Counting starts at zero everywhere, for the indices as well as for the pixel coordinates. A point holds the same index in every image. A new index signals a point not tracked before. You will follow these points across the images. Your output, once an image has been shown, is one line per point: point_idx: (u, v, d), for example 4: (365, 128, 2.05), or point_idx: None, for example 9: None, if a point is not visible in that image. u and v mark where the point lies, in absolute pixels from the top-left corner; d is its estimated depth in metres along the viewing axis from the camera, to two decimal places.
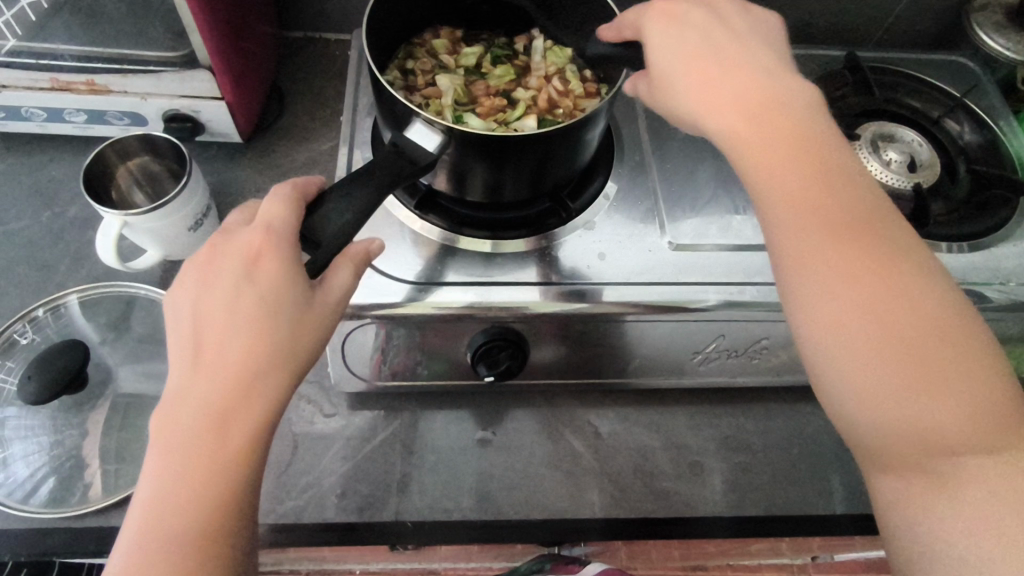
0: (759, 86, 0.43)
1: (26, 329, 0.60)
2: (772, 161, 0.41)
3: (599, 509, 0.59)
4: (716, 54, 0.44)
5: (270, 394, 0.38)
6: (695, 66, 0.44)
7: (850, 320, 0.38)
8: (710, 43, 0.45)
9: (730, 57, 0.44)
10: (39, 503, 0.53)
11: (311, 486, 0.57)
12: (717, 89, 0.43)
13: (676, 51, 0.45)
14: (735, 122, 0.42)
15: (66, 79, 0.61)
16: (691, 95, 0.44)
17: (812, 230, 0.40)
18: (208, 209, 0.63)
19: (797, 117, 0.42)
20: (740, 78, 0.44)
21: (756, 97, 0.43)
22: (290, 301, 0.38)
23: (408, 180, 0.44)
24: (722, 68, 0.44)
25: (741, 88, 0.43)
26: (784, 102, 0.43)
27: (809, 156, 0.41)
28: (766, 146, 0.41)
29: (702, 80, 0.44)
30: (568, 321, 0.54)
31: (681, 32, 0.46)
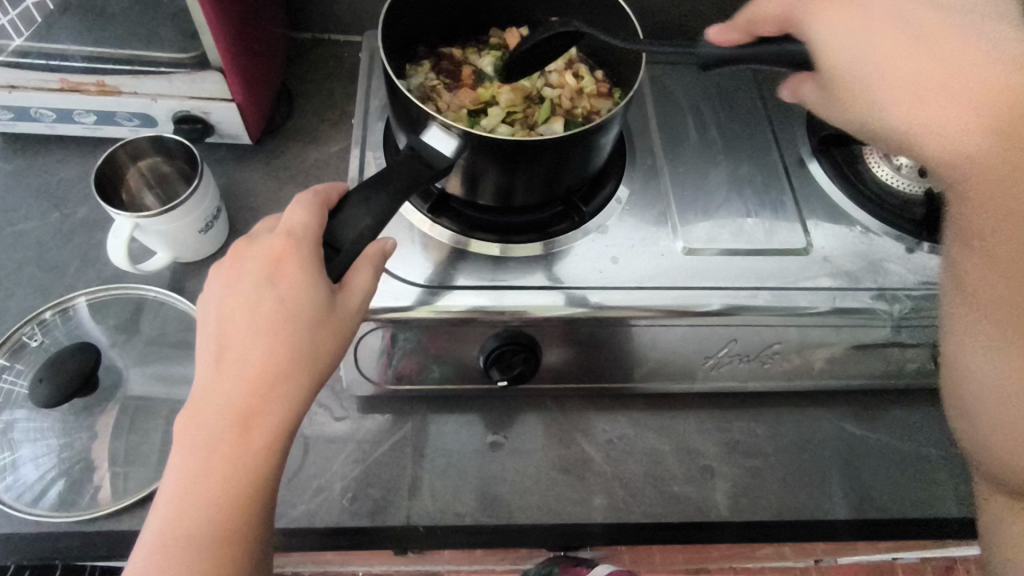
0: (975, 76, 0.38)
1: (35, 331, 0.60)
2: (995, 182, 0.38)
3: (610, 513, 0.59)
4: (955, 43, 0.39)
5: (291, 395, 0.37)
6: (897, 65, 0.40)
7: (1014, 346, 0.40)
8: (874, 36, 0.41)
9: (953, 38, 0.39)
10: (49, 506, 0.53)
11: (321, 490, 0.57)
12: (921, 93, 0.39)
13: (865, 50, 0.41)
14: (975, 134, 0.38)
15: (77, 80, 0.61)
16: (952, 110, 0.38)
17: (1007, 257, 0.39)
18: (219, 211, 0.63)
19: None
20: (982, 67, 0.38)
21: (1007, 91, 0.37)
22: (312, 302, 0.38)
23: (425, 185, 0.43)
24: (910, 56, 0.40)
25: (984, 82, 0.38)
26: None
27: (1000, 166, 0.38)
28: (986, 162, 0.38)
29: (897, 86, 0.40)
30: (578, 325, 0.53)
31: (882, 31, 0.41)
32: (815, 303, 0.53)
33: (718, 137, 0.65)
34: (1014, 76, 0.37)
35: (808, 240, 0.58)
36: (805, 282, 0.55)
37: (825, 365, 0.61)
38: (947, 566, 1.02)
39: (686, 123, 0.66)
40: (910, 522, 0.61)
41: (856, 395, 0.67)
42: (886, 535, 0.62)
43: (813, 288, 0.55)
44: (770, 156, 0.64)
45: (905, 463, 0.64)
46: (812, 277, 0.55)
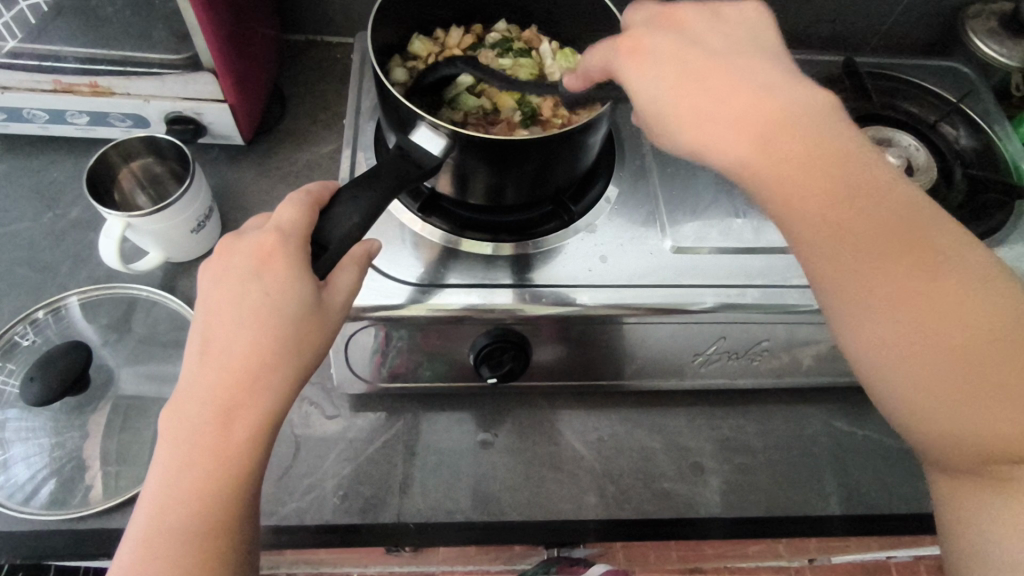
0: (752, 102, 0.39)
1: (27, 331, 0.60)
2: (809, 196, 0.38)
3: (600, 511, 0.59)
4: (683, 72, 0.40)
5: (275, 391, 0.38)
6: (681, 100, 0.40)
7: (891, 339, 0.37)
8: (679, 72, 0.40)
9: (713, 74, 0.40)
10: (40, 505, 0.53)
11: (312, 488, 0.57)
12: (716, 123, 0.39)
13: (653, 79, 0.41)
14: (745, 154, 0.39)
15: (69, 81, 0.61)
16: (731, 131, 0.39)
17: (852, 256, 0.38)
18: (211, 211, 0.63)
19: (801, 121, 0.39)
20: (715, 88, 0.40)
21: (768, 116, 0.39)
22: (296, 299, 0.38)
23: (413, 184, 0.44)
24: (702, 79, 0.40)
25: (727, 100, 0.39)
26: (770, 114, 0.39)
27: (824, 182, 0.38)
28: (787, 179, 0.38)
29: (694, 114, 0.40)
30: (567, 323, 0.54)
31: (643, 63, 0.41)
32: (801, 301, 0.54)
33: None
34: (770, 112, 0.39)
35: None
36: (793, 280, 0.56)
37: (813, 362, 0.61)
38: (940, 565, 1.02)
39: None
40: (898, 518, 0.62)
41: (845, 392, 0.67)
42: (874, 531, 0.62)
43: (800, 286, 0.55)
44: None
45: (894, 459, 0.64)
46: (800, 275, 0.56)
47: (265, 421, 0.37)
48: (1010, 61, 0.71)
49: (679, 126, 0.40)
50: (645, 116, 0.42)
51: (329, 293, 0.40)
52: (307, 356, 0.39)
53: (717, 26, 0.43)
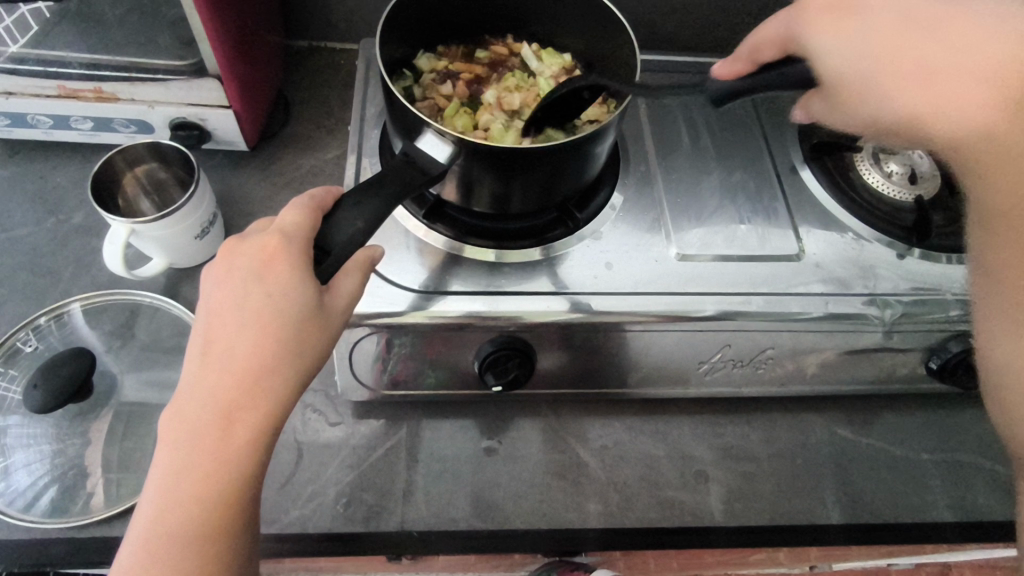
0: (966, 63, 0.41)
1: (29, 337, 0.60)
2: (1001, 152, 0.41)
3: (604, 519, 0.59)
4: (917, 35, 0.42)
5: (277, 394, 0.37)
6: (892, 55, 0.43)
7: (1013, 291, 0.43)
8: (879, 32, 0.43)
9: (937, 28, 0.42)
10: (41, 512, 0.53)
11: (315, 495, 0.57)
12: (958, 83, 0.42)
13: (864, 29, 0.43)
14: (993, 118, 0.41)
15: (74, 86, 0.61)
16: (975, 94, 0.41)
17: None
18: (215, 216, 0.63)
19: None
20: (941, 57, 0.42)
21: (1015, 77, 0.40)
22: (299, 301, 0.38)
23: (418, 190, 0.44)
24: (922, 45, 0.42)
25: (965, 66, 0.41)
26: (992, 77, 0.41)
27: (1005, 143, 0.41)
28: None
29: (906, 68, 0.42)
30: (571, 331, 0.54)
31: (860, 25, 0.44)
32: (807, 309, 0.54)
33: (711, 145, 0.66)
34: (965, 75, 0.42)
35: (800, 246, 0.59)
36: (797, 288, 0.56)
37: (818, 370, 0.61)
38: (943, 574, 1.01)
39: (679, 129, 0.67)
40: (904, 528, 0.61)
41: (848, 400, 0.67)
42: (881, 540, 0.62)
43: (805, 293, 0.55)
44: (762, 164, 0.65)
45: (899, 468, 0.64)
46: (804, 283, 0.56)
47: (265, 424, 0.37)
48: None
49: (868, 70, 0.43)
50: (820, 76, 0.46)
51: (330, 298, 0.40)
52: (309, 359, 0.39)
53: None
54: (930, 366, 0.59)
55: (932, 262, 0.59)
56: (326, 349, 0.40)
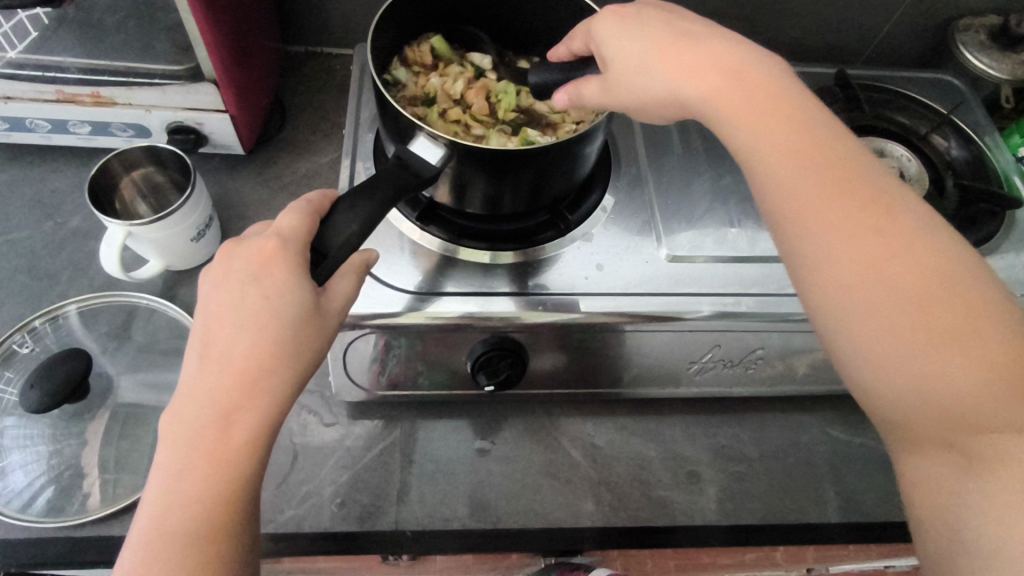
0: (754, 73, 0.43)
1: (26, 340, 0.60)
2: (796, 149, 0.41)
3: (596, 518, 0.59)
4: (675, 39, 0.44)
5: (275, 396, 0.38)
6: (660, 44, 0.44)
7: (843, 240, 0.39)
8: (646, 33, 0.45)
9: (694, 38, 0.44)
10: (38, 512, 0.53)
11: (311, 495, 0.58)
12: (698, 68, 0.43)
13: (637, 35, 0.45)
14: (716, 94, 0.43)
15: (72, 91, 0.62)
16: (704, 77, 0.43)
17: (786, 170, 0.41)
18: (211, 219, 0.63)
19: (773, 84, 0.43)
20: (691, 47, 0.44)
21: (738, 73, 0.43)
22: (296, 303, 0.39)
23: (411, 192, 0.44)
24: (672, 45, 0.44)
25: (698, 56, 0.43)
26: (763, 83, 0.42)
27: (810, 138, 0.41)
28: (748, 116, 0.42)
29: (678, 66, 0.43)
30: (565, 332, 0.54)
31: (633, 27, 0.45)
32: (796, 309, 0.54)
33: (702, 148, 0.67)
34: (764, 86, 0.42)
35: None
36: (786, 289, 0.56)
37: (809, 370, 0.62)
38: None
39: (671, 132, 0.68)
40: (894, 526, 0.62)
41: (840, 400, 0.68)
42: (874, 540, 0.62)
43: (794, 294, 0.56)
44: None
45: (891, 469, 0.64)
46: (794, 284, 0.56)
47: (262, 424, 0.38)
48: (998, 74, 0.72)
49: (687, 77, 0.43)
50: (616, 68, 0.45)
51: (325, 301, 0.40)
52: (305, 361, 0.39)
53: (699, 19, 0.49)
54: None
55: None
56: (322, 351, 0.40)
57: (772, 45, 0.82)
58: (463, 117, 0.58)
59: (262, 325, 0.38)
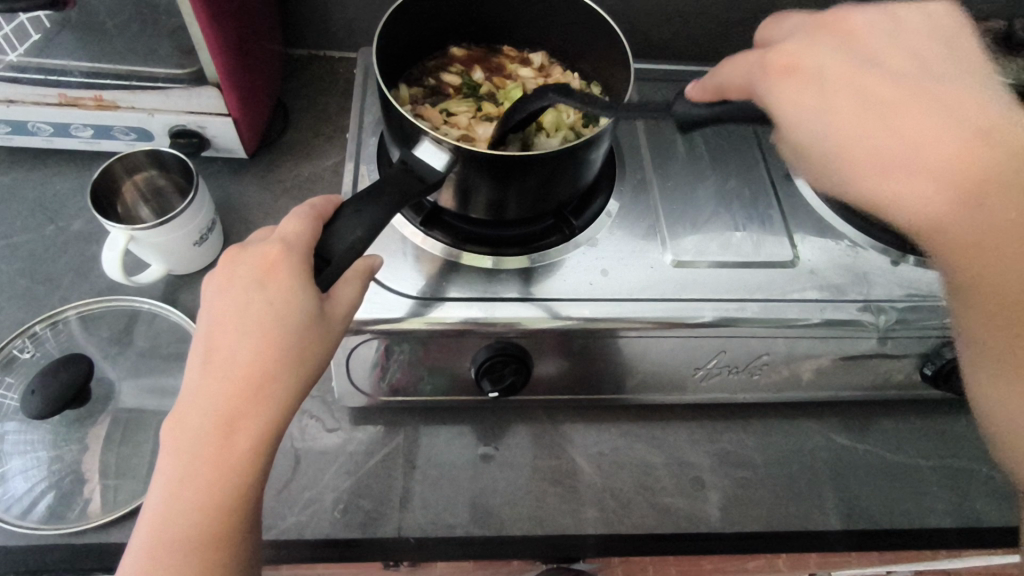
0: (977, 158, 0.38)
1: (26, 345, 0.60)
2: (983, 248, 0.38)
3: (600, 525, 0.59)
4: (875, 121, 0.39)
5: (278, 403, 0.37)
6: (851, 132, 0.40)
7: None
8: (836, 110, 0.40)
9: (899, 115, 0.39)
10: (38, 519, 0.53)
11: (312, 502, 0.57)
12: (903, 167, 0.39)
13: (822, 103, 0.41)
14: (932, 200, 0.38)
15: (75, 94, 0.62)
16: (912, 178, 0.38)
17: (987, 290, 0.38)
18: (213, 223, 0.63)
19: (1011, 173, 0.37)
20: (891, 136, 0.39)
21: (960, 167, 0.38)
22: (300, 309, 0.38)
23: (416, 198, 0.44)
24: (871, 131, 0.39)
25: (897, 149, 0.39)
26: (975, 172, 0.37)
27: (1000, 226, 0.37)
28: (961, 226, 0.38)
29: (875, 162, 0.39)
30: (570, 337, 0.54)
31: (822, 100, 0.41)
32: (801, 315, 0.54)
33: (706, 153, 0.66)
34: (966, 173, 0.38)
35: (795, 252, 0.59)
36: (792, 295, 0.56)
37: (813, 376, 0.61)
38: None
39: (675, 137, 0.67)
40: (899, 533, 0.62)
41: (844, 405, 0.67)
42: (878, 546, 0.62)
43: (799, 300, 0.55)
44: (756, 171, 0.66)
45: (896, 475, 0.64)
46: (799, 290, 0.56)
47: (266, 432, 0.37)
48: (1005, 77, 0.71)
49: (877, 166, 0.39)
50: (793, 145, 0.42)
51: (329, 308, 0.40)
52: (309, 368, 0.39)
53: (907, 52, 0.42)
54: (925, 372, 0.60)
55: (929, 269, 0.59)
56: (326, 358, 0.40)
57: None
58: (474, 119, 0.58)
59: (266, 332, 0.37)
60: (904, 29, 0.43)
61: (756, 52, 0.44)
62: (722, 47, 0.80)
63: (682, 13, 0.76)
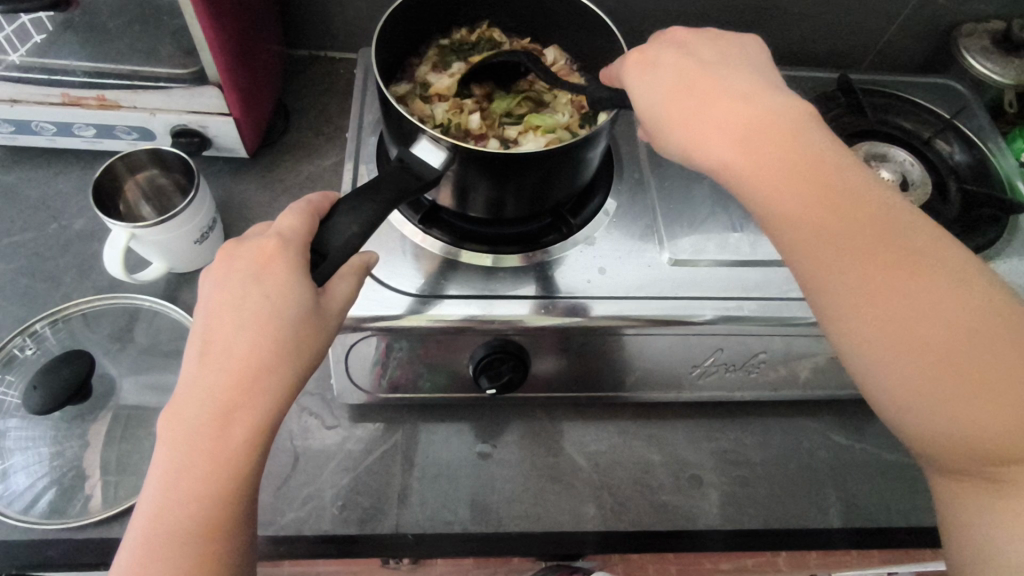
0: (776, 119, 0.41)
1: (27, 343, 0.60)
2: (826, 190, 0.40)
3: (597, 522, 0.59)
4: (690, 94, 0.43)
5: (274, 397, 0.38)
6: (672, 104, 0.43)
7: (862, 304, 0.38)
8: (661, 84, 0.44)
9: (700, 85, 0.43)
10: (39, 514, 0.53)
11: (311, 498, 0.58)
12: (710, 126, 0.42)
13: (649, 88, 0.44)
14: (727, 158, 0.41)
15: (78, 94, 0.62)
16: (718, 137, 0.41)
17: (813, 232, 0.39)
18: (214, 222, 0.64)
19: (775, 127, 0.41)
20: (709, 103, 0.42)
21: (747, 126, 0.41)
22: (296, 303, 0.39)
23: (414, 195, 0.44)
24: (676, 98, 0.43)
25: (712, 114, 0.42)
26: (784, 130, 0.41)
27: (847, 197, 0.39)
28: (763, 176, 0.40)
29: (688, 124, 0.42)
30: (568, 335, 0.54)
31: (647, 77, 0.45)
32: (799, 313, 0.54)
33: None
34: (804, 151, 0.40)
35: None
36: (789, 293, 0.56)
37: (811, 375, 0.62)
38: None
39: None
40: (896, 532, 0.62)
41: (842, 404, 0.67)
42: (878, 546, 0.62)
43: (796, 298, 0.56)
44: None
45: (894, 475, 0.64)
46: (796, 288, 0.56)
47: (261, 423, 0.37)
48: (1002, 78, 0.72)
49: (704, 142, 0.41)
50: (652, 123, 0.44)
51: (325, 302, 0.40)
52: (304, 360, 0.39)
53: (715, 45, 0.47)
54: None
55: None
56: (320, 352, 0.40)
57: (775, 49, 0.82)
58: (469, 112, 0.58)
59: (262, 323, 0.38)
60: (732, 41, 0.48)
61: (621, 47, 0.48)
62: None
63: (682, 13, 0.76)
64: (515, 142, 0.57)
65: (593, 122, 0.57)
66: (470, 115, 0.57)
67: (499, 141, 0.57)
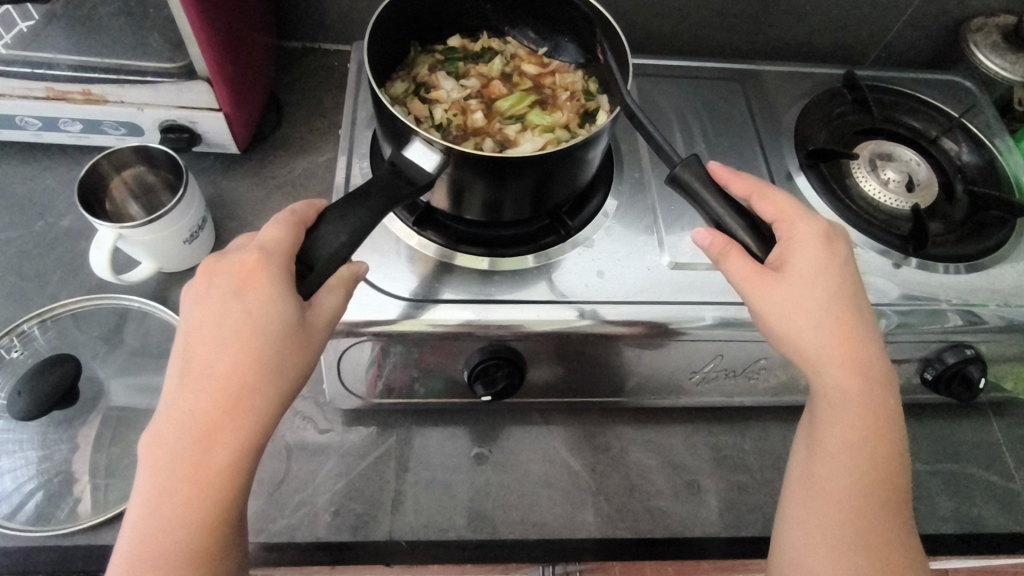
0: (882, 362, 0.45)
1: (14, 344, 0.59)
2: (869, 428, 0.44)
3: (594, 529, 0.58)
4: (848, 300, 0.45)
5: (258, 418, 0.37)
6: (820, 292, 0.45)
7: (835, 512, 0.44)
8: (822, 272, 0.45)
9: (862, 308, 0.46)
10: (26, 520, 0.52)
11: (303, 504, 0.57)
12: (830, 331, 0.44)
13: (809, 262, 0.45)
14: (832, 357, 0.44)
15: (63, 88, 0.60)
16: (821, 332, 0.44)
17: (843, 444, 0.44)
18: (205, 221, 0.62)
19: (878, 365, 0.45)
20: (859, 319, 0.45)
21: (863, 356, 0.45)
22: (281, 322, 0.37)
23: (405, 201, 0.43)
24: (836, 297, 0.45)
25: (853, 323, 0.45)
26: (885, 372, 0.45)
27: (887, 461, 0.44)
28: (851, 388, 0.44)
29: (827, 319, 0.44)
30: (566, 341, 0.53)
31: (825, 258, 0.46)
32: None
33: (705, 152, 0.65)
34: (898, 425, 0.45)
35: None
36: None
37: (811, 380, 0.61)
38: None
39: (674, 136, 0.66)
40: None
41: None
42: None
43: None
44: (757, 170, 0.65)
45: None
46: None
47: (242, 454, 0.36)
48: (1011, 75, 0.70)
49: (817, 338, 0.44)
50: (777, 286, 0.44)
51: (309, 328, 0.39)
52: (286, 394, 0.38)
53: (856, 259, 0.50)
54: (925, 376, 0.59)
55: (928, 272, 0.59)
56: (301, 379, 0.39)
57: (779, 45, 0.80)
58: (466, 112, 0.56)
59: (244, 356, 0.37)
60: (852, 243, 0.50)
61: (789, 201, 0.48)
62: (724, 42, 0.79)
63: (685, 7, 0.74)
64: (514, 141, 0.55)
65: (592, 121, 0.57)
66: (471, 116, 0.56)
67: (496, 140, 0.55)
